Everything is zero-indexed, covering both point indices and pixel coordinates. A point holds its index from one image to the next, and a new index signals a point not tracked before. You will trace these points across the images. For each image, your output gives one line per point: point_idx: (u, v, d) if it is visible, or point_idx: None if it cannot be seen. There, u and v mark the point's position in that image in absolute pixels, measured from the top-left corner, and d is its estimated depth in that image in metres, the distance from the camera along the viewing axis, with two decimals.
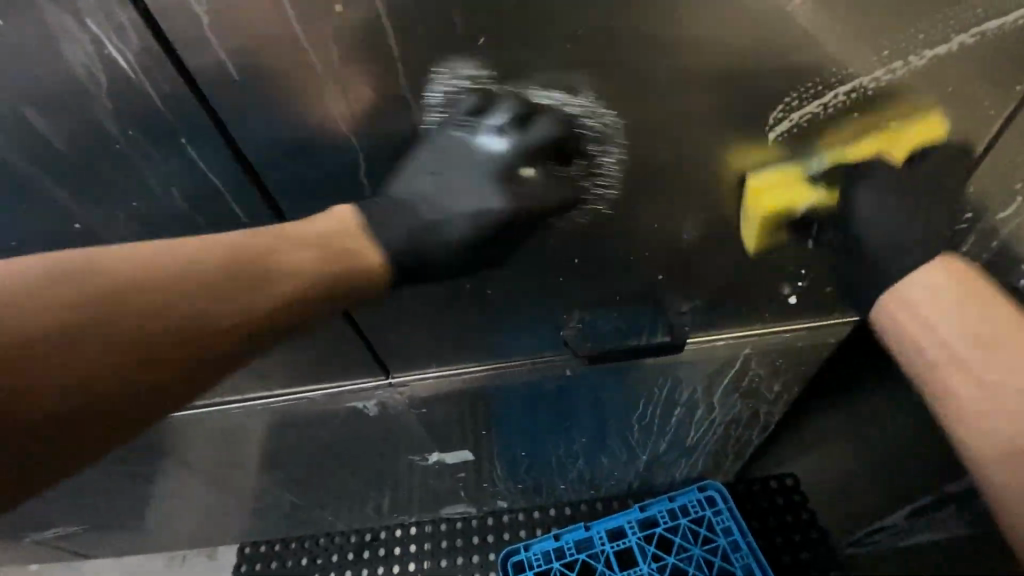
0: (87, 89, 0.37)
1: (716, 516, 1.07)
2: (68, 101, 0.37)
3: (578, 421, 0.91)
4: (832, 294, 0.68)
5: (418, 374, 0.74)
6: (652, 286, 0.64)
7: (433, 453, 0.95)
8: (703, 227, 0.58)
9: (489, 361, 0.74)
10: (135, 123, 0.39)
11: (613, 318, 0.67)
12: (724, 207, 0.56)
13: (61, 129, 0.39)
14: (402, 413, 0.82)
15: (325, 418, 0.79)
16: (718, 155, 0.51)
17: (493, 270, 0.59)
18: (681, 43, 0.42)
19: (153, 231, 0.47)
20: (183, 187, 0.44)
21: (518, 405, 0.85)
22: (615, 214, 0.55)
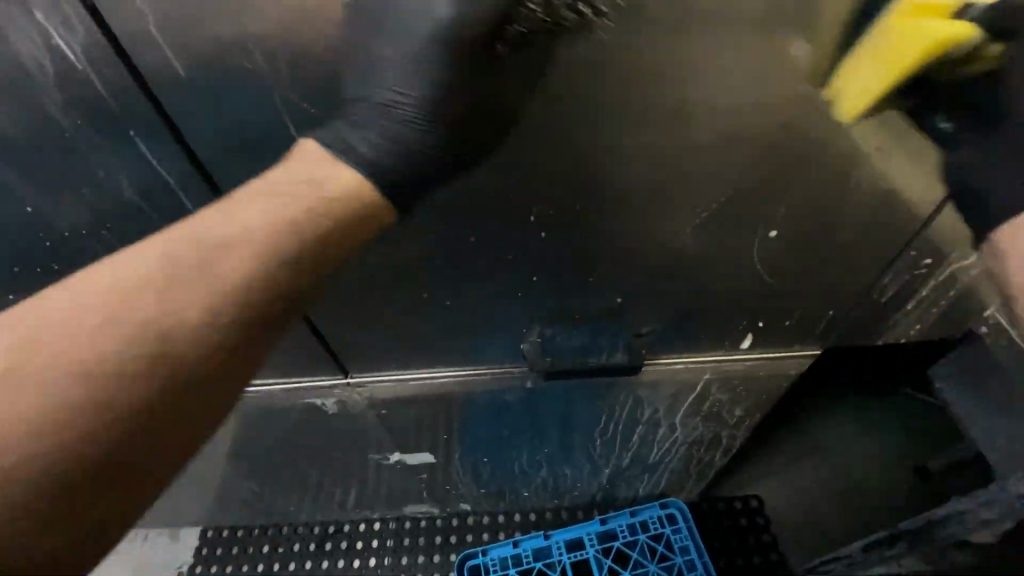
0: (33, 77, 0.36)
1: (675, 534, 1.08)
2: (12, 88, 0.37)
3: (541, 431, 0.91)
4: (791, 327, 0.68)
5: (379, 375, 0.74)
6: (612, 305, 0.64)
7: (395, 452, 0.95)
8: (661, 253, 0.58)
9: (451, 367, 0.74)
10: (83, 114, 0.39)
11: (573, 333, 0.67)
12: (684, 235, 0.56)
13: (6, 115, 0.38)
14: (362, 412, 0.81)
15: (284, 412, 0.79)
16: (671, 189, 0.51)
17: (453, 280, 0.59)
18: (623, 78, 0.42)
19: (103, 219, 0.46)
20: (133, 179, 0.44)
21: (480, 412, 0.85)
22: (572, 235, 0.55)
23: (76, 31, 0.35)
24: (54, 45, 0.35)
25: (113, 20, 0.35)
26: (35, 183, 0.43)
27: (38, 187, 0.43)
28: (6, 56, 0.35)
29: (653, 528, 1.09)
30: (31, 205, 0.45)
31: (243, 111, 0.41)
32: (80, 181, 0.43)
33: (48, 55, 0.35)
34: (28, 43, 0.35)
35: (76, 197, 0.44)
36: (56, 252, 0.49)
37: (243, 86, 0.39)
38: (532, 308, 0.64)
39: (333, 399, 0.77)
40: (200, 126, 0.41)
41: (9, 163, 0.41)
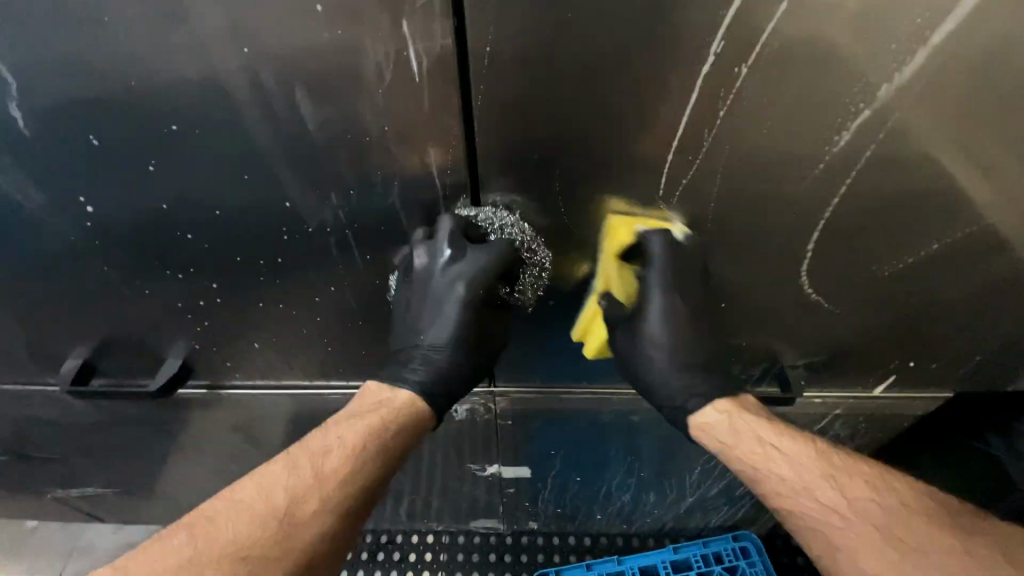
0: (368, 83, 0.38)
1: (750, 567, 1.04)
2: (342, 91, 0.39)
3: (647, 455, 0.91)
4: (936, 375, 0.69)
5: (520, 388, 0.75)
6: (775, 343, 0.65)
7: (493, 464, 0.96)
8: (845, 300, 0.58)
9: (591, 385, 0.75)
10: (393, 120, 0.41)
11: (730, 363, 0.68)
12: (874, 283, 0.57)
13: (321, 115, 0.40)
14: (488, 421, 0.82)
15: None
16: (876, 242, 0.52)
17: (636, 300, 0.60)
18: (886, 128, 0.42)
19: (354, 217, 0.48)
20: (402, 182, 0.45)
21: (597, 432, 0.85)
22: (768, 276, 0.56)
23: (431, 46, 0.36)
24: (405, 56, 0.37)
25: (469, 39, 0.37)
26: (311, 179, 0.44)
27: (312, 183, 0.45)
28: (355, 61, 0.37)
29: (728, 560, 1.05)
30: (294, 200, 0.46)
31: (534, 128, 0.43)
32: (354, 181, 0.45)
33: (394, 65, 0.37)
34: (379, 50, 0.36)
35: (341, 195, 0.46)
36: (290, 244, 0.51)
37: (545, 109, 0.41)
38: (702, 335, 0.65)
39: (467, 405, 0.78)
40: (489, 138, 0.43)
41: (299, 158, 0.43)
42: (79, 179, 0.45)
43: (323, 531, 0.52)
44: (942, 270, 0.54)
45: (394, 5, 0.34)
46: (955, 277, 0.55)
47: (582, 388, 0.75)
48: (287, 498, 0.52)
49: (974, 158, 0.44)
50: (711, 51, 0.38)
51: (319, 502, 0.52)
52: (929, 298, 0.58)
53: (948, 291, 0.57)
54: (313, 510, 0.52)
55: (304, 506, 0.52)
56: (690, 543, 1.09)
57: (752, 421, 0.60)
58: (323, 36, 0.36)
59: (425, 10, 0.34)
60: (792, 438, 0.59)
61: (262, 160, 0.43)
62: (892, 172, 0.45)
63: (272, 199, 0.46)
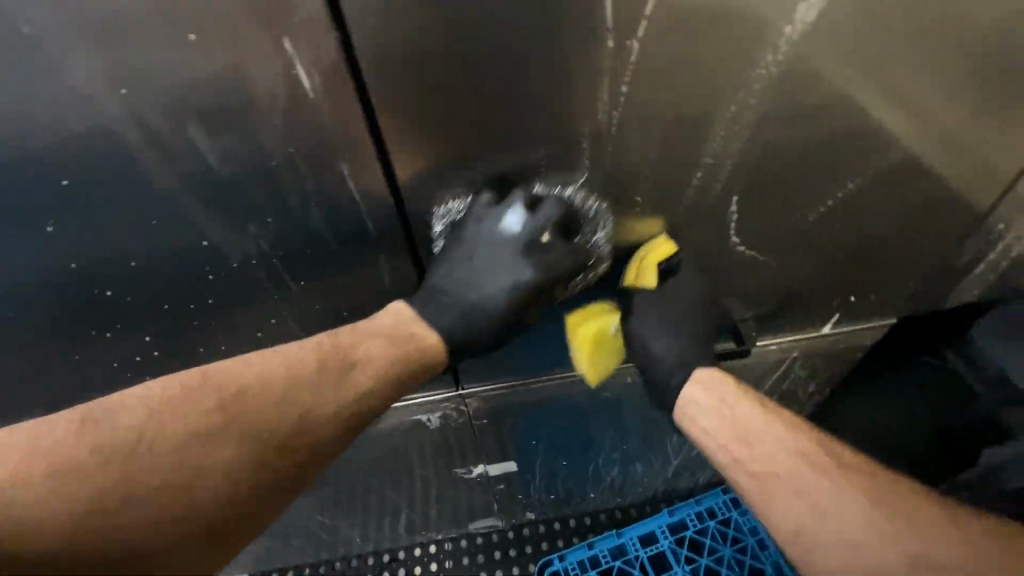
0: (261, 107, 0.37)
1: (741, 516, 1.11)
2: (236, 120, 0.37)
3: (626, 427, 0.93)
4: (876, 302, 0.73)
5: (487, 385, 0.75)
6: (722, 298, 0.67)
7: (479, 465, 0.95)
8: (778, 247, 0.60)
9: (558, 371, 0.75)
10: (297, 142, 0.39)
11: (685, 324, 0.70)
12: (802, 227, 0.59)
13: (220, 147, 0.38)
14: (462, 425, 0.81)
15: (387, 430, 0.78)
16: (791, 189, 0.53)
17: (582, 278, 0.61)
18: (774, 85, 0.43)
19: (280, 245, 0.46)
20: (321, 203, 0.44)
21: (573, 415, 0.86)
22: (700, 233, 0.57)
23: (319, 62, 0.35)
24: (294, 75, 0.35)
25: (359, 50, 0.35)
26: (225, 214, 0.43)
27: (226, 218, 0.43)
28: (242, 88, 0.35)
29: (720, 513, 1.12)
30: (212, 238, 0.44)
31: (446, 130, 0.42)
32: (270, 209, 0.43)
33: (285, 86, 0.36)
34: (265, 72, 0.35)
35: (260, 226, 0.44)
36: (219, 282, 0.49)
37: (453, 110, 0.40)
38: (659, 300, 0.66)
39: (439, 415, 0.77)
40: (402, 147, 0.42)
41: (207, 195, 0.41)
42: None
43: (197, 488, 0.43)
44: (854, 206, 0.57)
45: (270, 24, 0.33)
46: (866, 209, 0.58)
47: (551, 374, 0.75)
48: (201, 422, 0.45)
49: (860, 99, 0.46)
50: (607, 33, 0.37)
51: (151, 459, 0.43)
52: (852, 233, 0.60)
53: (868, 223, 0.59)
54: (222, 419, 0.46)
55: (213, 420, 0.46)
56: (683, 504, 1.14)
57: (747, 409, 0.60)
58: (204, 67, 0.34)
59: (303, 24, 0.33)
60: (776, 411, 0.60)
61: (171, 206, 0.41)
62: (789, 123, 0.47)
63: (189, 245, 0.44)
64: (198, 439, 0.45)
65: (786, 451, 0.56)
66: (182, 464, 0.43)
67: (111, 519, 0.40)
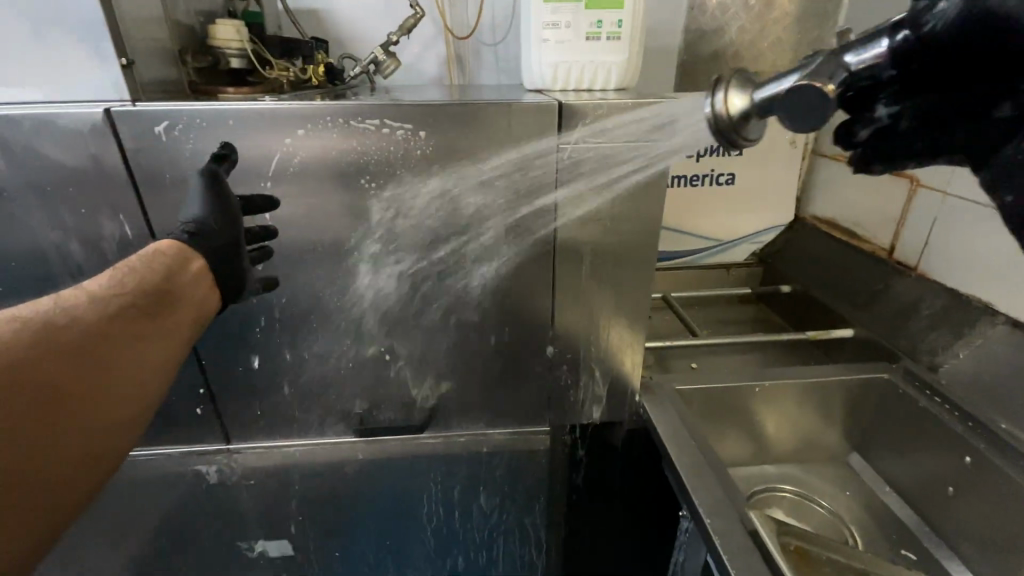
0: (112, 172, 0.59)
1: None
2: (100, 183, 0.59)
3: (414, 554, 0.86)
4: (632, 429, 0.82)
5: (257, 444, 0.76)
6: (490, 382, 0.73)
7: (257, 540, 0.82)
8: (524, 329, 0.70)
9: (325, 437, 0.76)
10: (118, 188, 0.60)
11: (456, 407, 0.75)
12: (543, 317, 0.70)
13: (76, 162, 0.58)
14: (235, 487, 0.78)
15: (170, 485, 0.76)
16: (514, 275, 0.67)
17: (365, 317, 0.68)
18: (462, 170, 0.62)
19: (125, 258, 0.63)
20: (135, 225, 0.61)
21: (353, 498, 0.80)
22: (453, 300, 0.68)
23: (149, 139, 0.58)
24: (142, 153, 0.58)
25: (166, 148, 0.58)
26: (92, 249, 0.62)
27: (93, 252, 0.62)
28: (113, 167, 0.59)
29: None
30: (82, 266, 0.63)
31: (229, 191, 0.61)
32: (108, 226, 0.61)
33: (143, 162, 0.59)
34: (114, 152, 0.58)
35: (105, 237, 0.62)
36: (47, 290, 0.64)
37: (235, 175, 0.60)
38: (422, 369, 0.72)
39: (214, 466, 0.76)
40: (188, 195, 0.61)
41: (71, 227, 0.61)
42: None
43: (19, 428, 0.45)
44: (562, 295, 0.68)
45: (142, 137, 0.58)
46: (568, 305, 0.69)
47: (321, 440, 0.76)
48: None
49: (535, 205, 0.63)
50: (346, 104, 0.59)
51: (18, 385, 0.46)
52: (571, 331, 0.71)
53: (587, 328, 0.71)
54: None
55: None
56: None
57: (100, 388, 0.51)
58: (102, 160, 0.58)
59: (151, 131, 0.58)
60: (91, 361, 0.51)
61: (112, 194, 0.60)
62: (482, 208, 0.63)
63: (64, 243, 0.61)
64: (84, 418, 0.50)
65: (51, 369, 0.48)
66: (83, 426, 0.49)
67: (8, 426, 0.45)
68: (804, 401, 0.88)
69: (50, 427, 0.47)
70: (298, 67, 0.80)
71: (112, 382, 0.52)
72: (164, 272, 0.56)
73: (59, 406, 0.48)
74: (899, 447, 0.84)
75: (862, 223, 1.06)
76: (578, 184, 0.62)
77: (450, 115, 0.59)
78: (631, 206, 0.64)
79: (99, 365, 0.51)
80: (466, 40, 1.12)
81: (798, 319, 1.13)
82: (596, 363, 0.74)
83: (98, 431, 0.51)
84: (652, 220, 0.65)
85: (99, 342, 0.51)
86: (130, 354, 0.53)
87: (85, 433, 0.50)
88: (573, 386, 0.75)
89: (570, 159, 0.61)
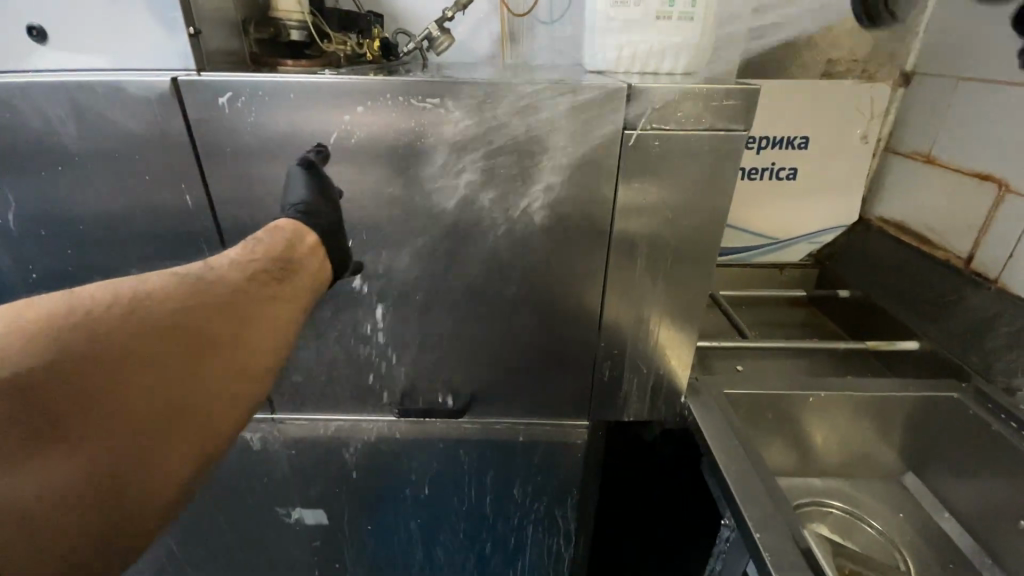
0: (174, 142, 0.60)
1: None
2: (161, 152, 0.60)
3: (444, 535, 0.87)
4: (673, 431, 0.80)
5: (300, 416, 0.77)
6: (533, 371, 0.72)
7: (295, 507, 0.85)
8: (570, 322, 0.69)
9: (365, 414, 0.77)
10: (180, 158, 0.60)
11: (495, 395, 0.74)
12: (590, 310, 0.68)
13: (139, 129, 0.59)
14: (278, 455, 0.80)
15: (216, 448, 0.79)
16: (565, 264, 0.65)
17: (411, 300, 0.68)
18: (520, 155, 0.60)
19: (185, 227, 0.64)
20: (194, 195, 0.62)
21: (390, 474, 0.81)
22: (501, 286, 0.67)
23: (210, 110, 0.58)
24: (202, 123, 0.59)
25: (226, 120, 0.59)
26: (151, 216, 0.63)
27: (151, 219, 0.64)
28: (175, 137, 0.59)
29: None
30: (141, 232, 0.64)
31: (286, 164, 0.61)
32: (169, 200, 0.63)
33: (203, 133, 0.59)
34: (176, 121, 0.59)
35: (165, 206, 0.63)
36: (109, 254, 0.66)
37: (293, 150, 0.60)
38: (465, 354, 0.71)
39: (258, 434, 0.78)
40: (246, 168, 0.61)
41: (133, 195, 0.62)
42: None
43: (159, 388, 0.44)
44: (613, 289, 0.66)
45: (204, 108, 0.58)
46: (618, 298, 0.67)
47: (361, 417, 0.77)
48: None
49: (591, 192, 0.61)
50: (406, 81, 0.57)
51: (154, 343, 0.45)
52: (619, 326, 0.68)
53: (638, 324, 0.68)
54: (136, 362, 0.44)
55: (128, 357, 0.43)
56: None
57: (236, 345, 0.50)
58: (166, 129, 0.59)
59: (213, 102, 0.58)
60: (225, 319, 0.50)
61: (175, 163, 0.61)
62: (536, 195, 0.61)
63: (128, 210, 0.63)
64: (226, 375, 0.49)
65: (192, 328, 0.47)
66: (221, 384, 0.48)
67: (147, 383, 0.44)
68: (860, 414, 0.83)
69: (190, 387, 0.46)
70: (354, 41, 0.79)
71: (242, 341, 0.50)
72: (285, 244, 0.56)
73: (200, 366, 0.47)
74: (964, 471, 0.78)
75: (937, 228, 0.98)
76: (639, 173, 0.59)
77: (511, 97, 0.57)
78: (694, 200, 0.60)
79: (225, 326, 0.50)
80: (520, 17, 1.09)
81: (856, 327, 1.07)
82: (643, 362, 0.71)
83: (237, 387, 0.49)
84: (715, 215, 0.61)
85: (231, 302, 0.51)
86: (255, 321, 0.51)
87: (228, 392, 0.48)
88: (616, 384, 0.73)
89: (633, 148, 0.58)
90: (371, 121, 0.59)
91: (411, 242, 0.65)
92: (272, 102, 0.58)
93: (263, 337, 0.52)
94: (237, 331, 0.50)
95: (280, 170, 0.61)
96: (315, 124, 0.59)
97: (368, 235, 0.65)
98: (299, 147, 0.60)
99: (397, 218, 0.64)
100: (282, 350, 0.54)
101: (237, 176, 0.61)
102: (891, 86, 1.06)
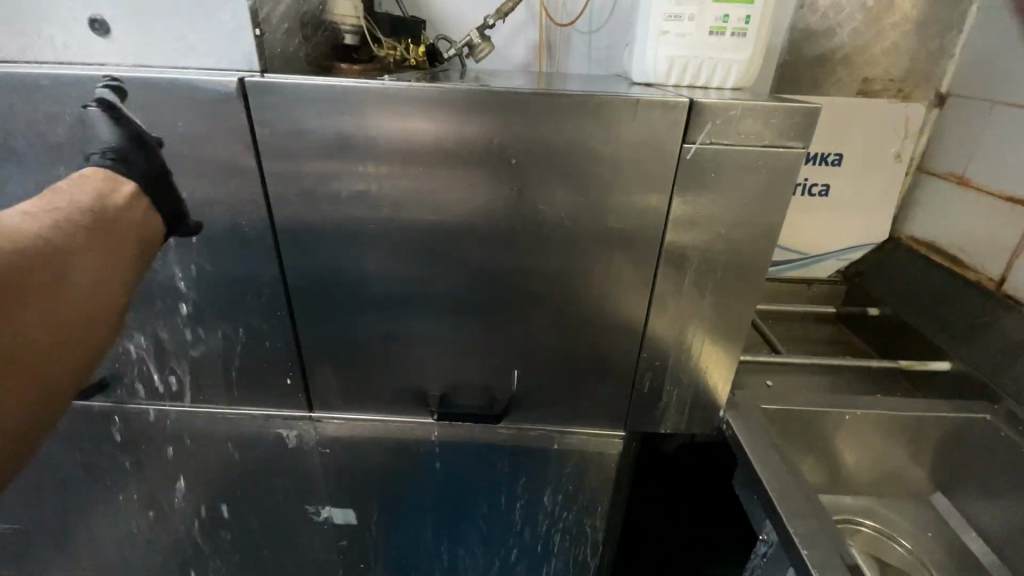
0: (233, 139, 0.60)
1: None
2: (220, 149, 0.61)
3: (471, 539, 0.87)
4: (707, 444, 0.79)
5: (337, 416, 0.78)
6: (572, 379, 0.73)
7: (325, 506, 0.85)
8: (612, 332, 0.69)
9: (403, 416, 0.77)
10: (238, 156, 0.61)
11: (533, 401, 0.75)
12: (634, 320, 0.68)
13: (200, 126, 0.60)
14: (312, 454, 0.80)
15: (251, 445, 0.80)
16: (611, 274, 0.65)
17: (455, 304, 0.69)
18: (573, 164, 0.60)
19: (238, 224, 0.65)
20: (249, 193, 0.63)
21: (421, 477, 0.81)
22: (546, 293, 0.67)
23: (270, 109, 0.59)
24: (262, 121, 0.60)
25: (285, 120, 0.59)
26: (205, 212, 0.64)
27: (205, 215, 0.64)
28: (234, 135, 0.60)
29: None
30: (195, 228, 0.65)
31: (341, 166, 0.62)
32: (224, 196, 0.63)
33: (262, 132, 0.60)
34: (237, 119, 0.60)
35: (220, 202, 0.64)
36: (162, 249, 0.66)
37: (349, 152, 0.61)
38: (506, 360, 0.72)
39: (294, 432, 0.78)
40: (301, 168, 0.62)
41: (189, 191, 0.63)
42: (23, 130, 0.61)
43: None
44: (659, 299, 0.66)
45: (265, 107, 0.59)
46: (663, 310, 0.67)
47: (397, 418, 0.77)
48: None
49: (643, 204, 0.61)
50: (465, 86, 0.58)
51: None
52: (663, 337, 0.69)
53: (681, 336, 0.68)
54: None
55: None
56: None
57: (63, 296, 0.50)
58: (226, 126, 0.60)
59: (274, 101, 0.59)
60: (45, 269, 0.49)
61: (232, 159, 0.61)
62: (586, 204, 0.62)
63: None
64: (54, 326, 0.49)
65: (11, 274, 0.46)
66: (48, 336, 0.48)
67: None
68: (893, 433, 0.83)
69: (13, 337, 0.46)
70: (402, 45, 0.80)
71: (61, 292, 0.50)
72: (95, 195, 0.55)
73: (25, 317, 0.47)
74: (997, 494, 0.78)
75: (969, 249, 0.98)
76: (693, 186, 0.60)
77: (570, 106, 0.58)
78: (746, 215, 0.61)
79: (41, 276, 0.48)
80: (561, 27, 1.09)
81: (885, 345, 1.07)
82: (684, 373, 0.71)
83: (67, 339, 0.50)
84: (766, 230, 0.61)
85: (39, 250, 0.49)
86: (75, 271, 0.51)
87: (57, 343, 0.49)
88: (655, 395, 0.73)
89: (687, 161, 0.59)
90: (428, 126, 0.60)
91: (460, 247, 0.65)
92: (331, 104, 0.59)
93: (80, 287, 0.51)
94: (65, 280, 0.50)
95: (335, 172, 0.62)
96: (373, 127, 0.60)
97: (417, 238, 0.65)
98: (356, 150, 0.61)
99: (448, 222, 0.64)
100: (116, 303, 0.55)
101: (293, 176, 0.62)
102: (927, 106, 1.06)
